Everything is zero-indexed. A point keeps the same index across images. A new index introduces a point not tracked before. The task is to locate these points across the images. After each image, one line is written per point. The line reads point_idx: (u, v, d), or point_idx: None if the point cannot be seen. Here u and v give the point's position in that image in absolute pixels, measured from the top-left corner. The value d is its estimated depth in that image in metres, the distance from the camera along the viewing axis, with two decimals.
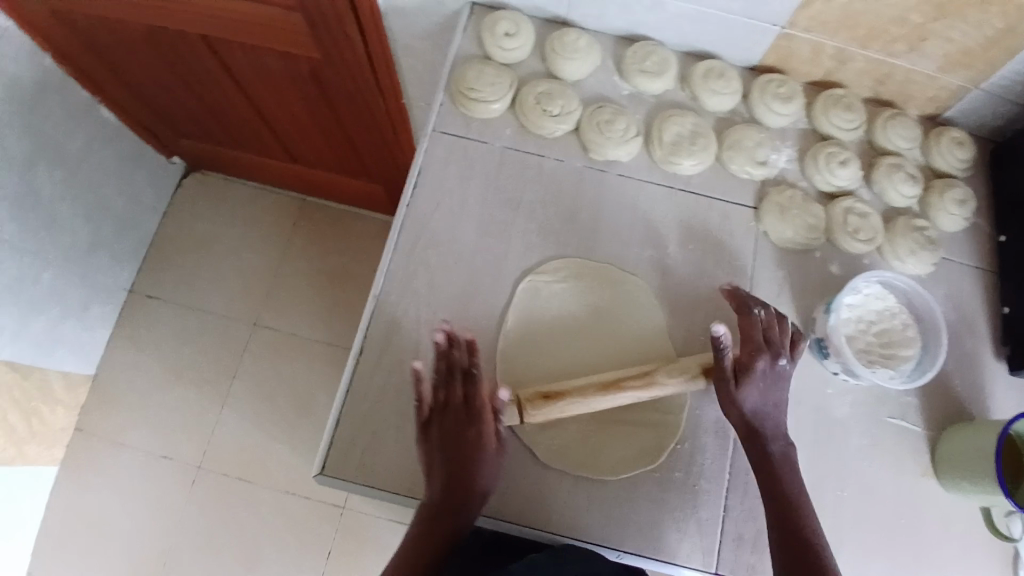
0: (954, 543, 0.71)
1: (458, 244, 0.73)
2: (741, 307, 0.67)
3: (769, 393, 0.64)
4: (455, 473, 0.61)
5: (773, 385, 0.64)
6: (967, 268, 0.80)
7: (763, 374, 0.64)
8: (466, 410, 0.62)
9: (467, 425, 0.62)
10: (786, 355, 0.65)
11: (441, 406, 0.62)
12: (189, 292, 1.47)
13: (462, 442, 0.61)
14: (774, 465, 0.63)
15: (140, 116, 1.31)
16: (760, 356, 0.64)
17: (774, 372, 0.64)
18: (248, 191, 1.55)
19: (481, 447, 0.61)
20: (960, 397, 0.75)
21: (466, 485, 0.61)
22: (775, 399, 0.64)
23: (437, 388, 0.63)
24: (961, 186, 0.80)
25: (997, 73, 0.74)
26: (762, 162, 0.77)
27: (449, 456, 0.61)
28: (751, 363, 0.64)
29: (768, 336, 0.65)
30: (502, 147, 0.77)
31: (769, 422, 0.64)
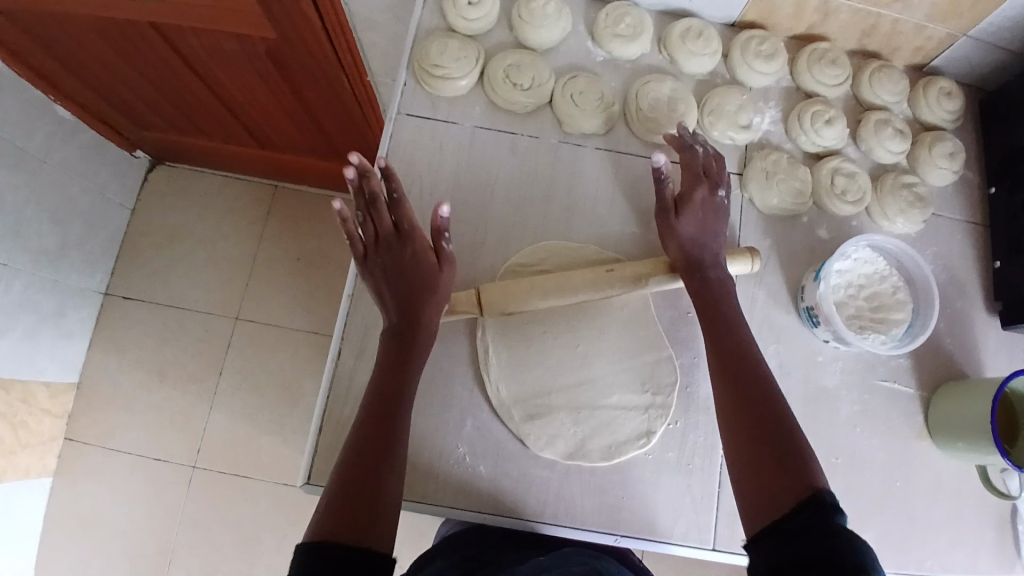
0: (948, 502, 0.71)
1: (431, 232, 0.70)
2: (681, 147, 0.69)
3: (706, 224, 0.66)
4: (403, 299, 0.62)
5: (708, 213, 0.66)
6: (957, 223, 0.78)
7: (700, 203, 0.66)
8: (401, 238, 0.63)
9: (400, 248, 0.63)
10: (722, 186, 0.68)
11: (375, 244, 0.64)
12: (166, 289, 1.43)
13: (399, 267, 0.62)
14: (712, 287, 0.63)
15: (98, 110, 1.25)
16: (697, 186, 0.67)
17: (711, 200, 0.67)
18: (218, 181, 1.49)
19: (420, 271, 0.62)
20: (952, 356, 0.74)
21: (411, 307, 0.62)
22: (711, 228, 0.66)
23: (364, 223, 0.64)
24: (951, 139, 0.77)
25: (989, 19, 0.70)
26: (746, 126, 0.73)
27: (394, 284, 0.62)
28: (687, 201, 0.66)
29: (704, 168, 0.68)
30: (472, 126, 0.73)
31: (708, 245, 0.65)
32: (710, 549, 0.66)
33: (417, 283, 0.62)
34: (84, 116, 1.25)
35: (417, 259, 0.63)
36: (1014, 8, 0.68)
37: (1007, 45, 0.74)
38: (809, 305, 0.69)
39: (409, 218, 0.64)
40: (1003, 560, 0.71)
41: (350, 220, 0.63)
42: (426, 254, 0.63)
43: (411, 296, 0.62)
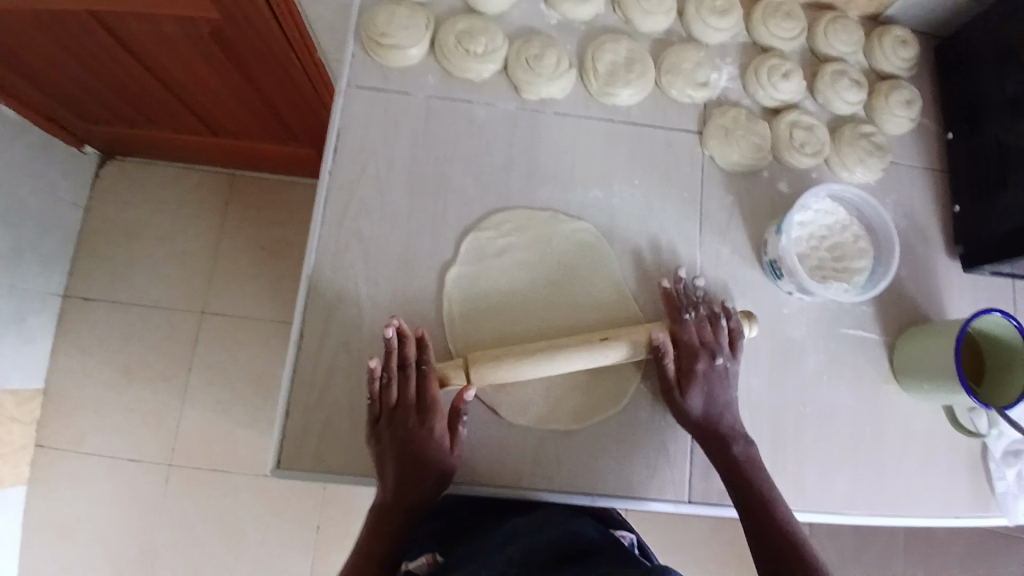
0: (916, 442, 0.73)
1: (391, 208, 0.68)
2: (673, 311, 0.65)
3: (719, 396, 0.64)
4: (409, 472, 0.60)
5: (721, 385, 0.64)
6: (915, 170, 0.79)
7: (709, 381, 0.63)
8: (417, 412, 0.61)
9: (421, 424, 0.60)
10: (725, 354, 0.64)
11: (392, 411, 0.61)
12: (126, 288, 1.38)
13: (417, 447, 0.60)
14: (738, 465, 0.62)
15: (44, 107, 1.20)
16: (700, 358, 0.64)
17: (716, 372, 0.64)
18: (173, 172, 1.44)
19: (437, 447, 0.60)
20: (914, 301, 0.76)
21: (423, 471, 0.60)
22: (724, 401, 0.64)
23: (384, 386, 0.61)
24: (906, 87, 0.77)
25: None
26: (703, 83, 0.73)
27: (403, 458, 0.60)
28: (697, 376, 0.63)
29: (702, 336, 0.64)
30: (426, 97, 0.71)
31: (726, 419, 0.64)
32: (686, 502, 0.67)
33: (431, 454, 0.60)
34: (30, 116, 1.19)
35: (436, 443, 0.60)
36: None
37: None
38: (772, 258, 0.69)
39: (431, 387, 0.61)
40: (970, 495, 0.74)
41: (374, 381, 0.61)
42: (443, 426, 0.61)
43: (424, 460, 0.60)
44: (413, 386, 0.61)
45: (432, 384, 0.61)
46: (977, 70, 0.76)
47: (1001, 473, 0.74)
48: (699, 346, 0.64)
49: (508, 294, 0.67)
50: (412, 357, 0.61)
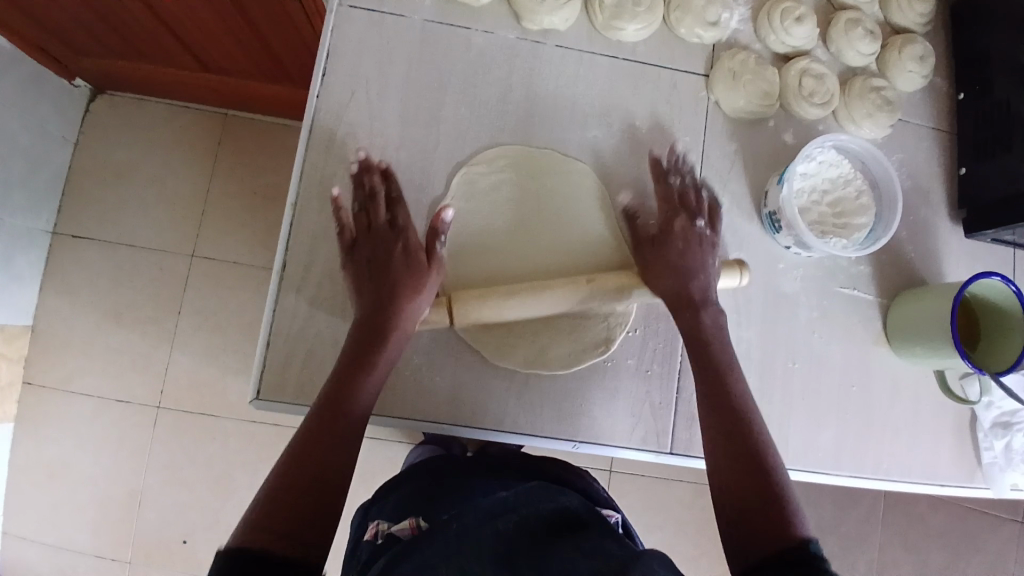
0: (902, 405, 0.73)
1: (380, 136, 0.66)
2: (658, 179, 0.67)
3: (694, 256, 0.62)
4: (374, 298, 0.58)
5: (697, 247, 0.63)
6: (923, 129, 0.77)
7: (682, 233, 0.63)
8: (389, 234, 0.60)
9: (391, 245, 0.60)
10: (703, 216, 0.64)
11: (362, 228, 0.61)
12: (116, 227, 1.35)
13: (383, 274, 0.59)
14: (705, 331, 0.60)
15: (36, 40, 1.15)
16: (676, 217, 0.64)
17: (694, 232, 0.63)
18: (164, 108, 1.39)
19: (400, 288, 0.58)
20: (912, 263, 0.75)
21: (383, 328, 0.57)
22: (700, 262, 0.62)
23: (358, 214, 0.62)
24: (922, 42, 0.74)
25: None
26: (715, 23, 0.69)
27: (369, 278, 0.59)
28: (672, 224, 0.63)
29: (683, 201, 0.65)
30: (422, 21, 0.68)
31: (698, 281, 0.61)
32: (668, 453, 0.67)
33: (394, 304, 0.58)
34: (25, 49, 1.15)
35: (409, 257, 0.59)
36: None
37: None
38: (772, 210, 0.67)
39: (401, 212, 0.62)
40: (952, 458, 0.74)
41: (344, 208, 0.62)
42: (419, 255, 0.59)
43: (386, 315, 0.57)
44: (386, 213, 0.62)
45: (404, 214, 0.62)
46: (996, 26, 0.73)
47: (988, 443, 0.74)
48: (679, 205, 0.65)
49: (490, 241, 0.65)
50: (381, 185, 0.62)
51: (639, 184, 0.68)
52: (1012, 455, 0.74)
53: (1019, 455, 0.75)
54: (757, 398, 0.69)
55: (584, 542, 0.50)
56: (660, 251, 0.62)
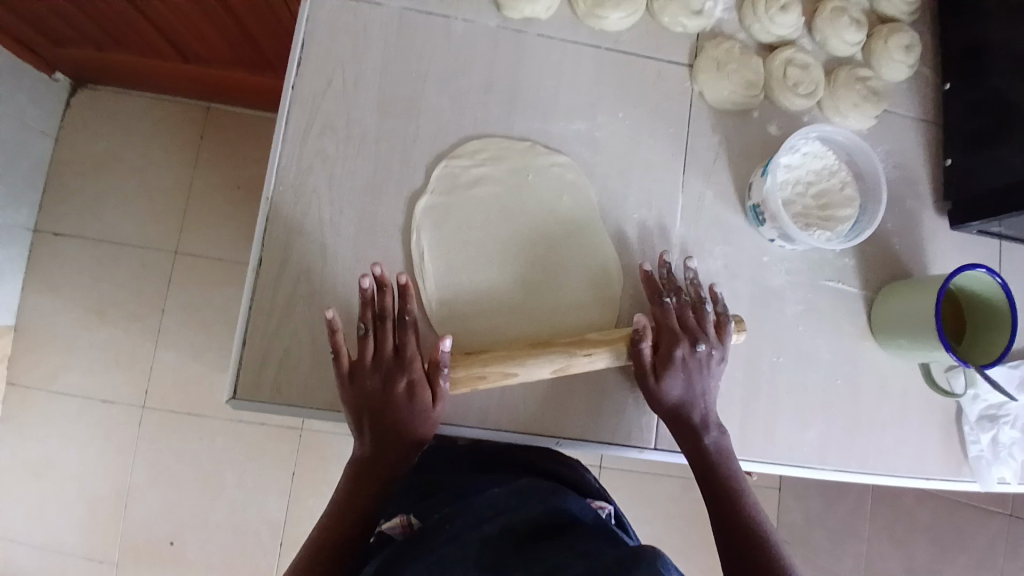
0: (892, 401, 0.72)
1: (358, 128, 0.64)
2: (653, 294, 0.63)
3: (694, 385, 0.61)
4: (381, 432, 0.58)
5: (696, 374, 0.61)
6: (910, 121, 0.76)
7: (683, 365, 0.60)
8: (392, 367, 0.57)
9: (394, 381, 0.57)
10: (704, 341, 0.61)
11: (366, 361, 0.57)
12: (97, 223, 1.33)
13: (389, 415, 0.57)
14: (707, 456, 0.60)
15: (11, 27, 1.11)
16: (678, 344, 0.60)
17: (694, 359, 0.61)
18: (146, 102, 1.37)
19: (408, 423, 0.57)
20: (899, 256, 0.74)
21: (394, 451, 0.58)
22: (701, 389, 0.61)
23: (359, 338, 0.58)
24: (908, 31, 0.74)
25: None
26: (698, 11, 0.68)
27: (377, 414, 0.57)
28: (674, 357, 0.60)
29: (684, 322, 0.62)
30: (400, 8, 0.66)
31: (696, 409, 0.61)
32: (652, 449, 0.66)
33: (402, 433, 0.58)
34: (0, 38, 1.11)
35: (413, 396, 0.57)
36: None
37: None
38: (755, 202, 0.66)
39: (411, 342, 0.58)
40: (942, 454, 0.73)
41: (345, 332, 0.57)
42: (423, 393, 0.57)
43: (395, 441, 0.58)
44: (393, 336, 0.58)
45: (412, 343, 0.58)
46: (986, 16, 0.72)
47: (976, 437, 0.73)
48: (680, 329, 0.61)
49: (481, 274, 0.63)
50: (391, 308, 0.58)
51: (622, 173, 0.67)
52: (1000, 450, 0.74)
53: (1006, 450, 0.74)
54: (742, 392, 0.68)
55: (577, 540, 0.49)
56: (659, 383, 0.60)
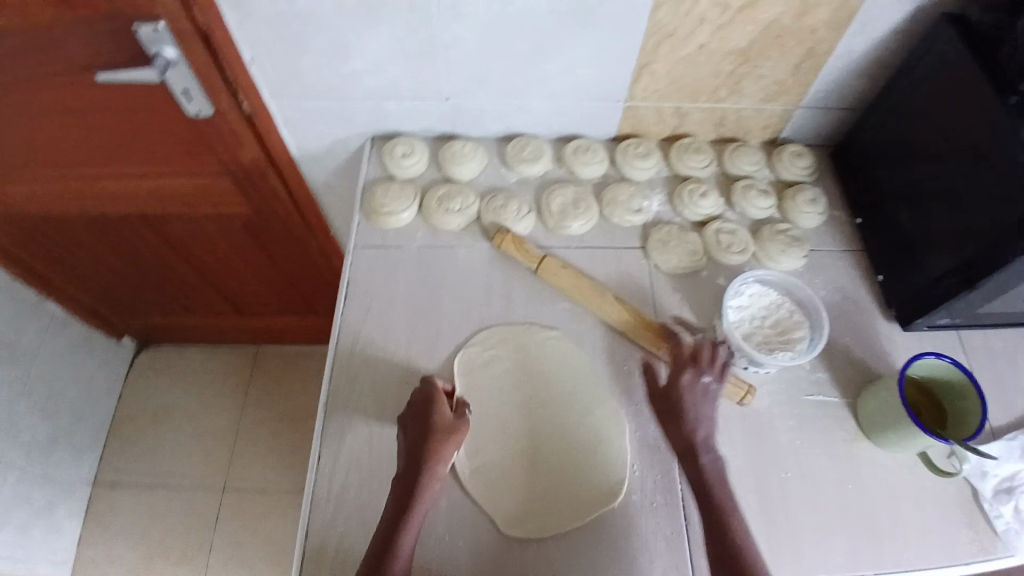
0: (903, 502, 0.77)
1: (393, 337, 0.81)
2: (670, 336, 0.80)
3: (700, 410, 0.71)
4: (409, 449, 0.69)
5: (701, 402, 0.71)
6: (836, 254, 0.93)
7: (686, 388, 0.71)
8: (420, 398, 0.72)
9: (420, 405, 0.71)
10: (709, 373, 0.72)
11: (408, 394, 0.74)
12: (154, 469, 1.46)
13: (420, 433, 0.69)
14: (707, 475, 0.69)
15: (90, 302, 1.37)
16: (685, 370, 0.72)
17: (699, 386, 0.71)
18: (202, 353, 1.60)
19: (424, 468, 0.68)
20: (865, 364, 0.85)
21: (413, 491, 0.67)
22: (709, 414, 0.71)
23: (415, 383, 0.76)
24: (809, 189, 0.94)
25: (811, 90, 0.91)
26: (638, 209, 0.90)
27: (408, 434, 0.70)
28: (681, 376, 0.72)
29: (696, 356, 0.72)
30: (417, 246, 0.88)
31: (699, 431, 0.70)
32: None
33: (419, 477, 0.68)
34: (76, 313, 1.37)
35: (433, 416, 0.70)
36: (826, 78, 0.89)
37: (834, 109, 0.95)
38: (722, 338, 0.80)
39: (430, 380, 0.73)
40: (980, 546, 0.75)
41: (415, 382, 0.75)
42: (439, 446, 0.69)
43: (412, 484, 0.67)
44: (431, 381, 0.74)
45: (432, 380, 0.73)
46: (870, 164, 0.93)
47: (997, 511, 0.77)
48: (691, 360, 0.73)
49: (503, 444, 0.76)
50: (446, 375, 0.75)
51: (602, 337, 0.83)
52: None
53: None
54: (760, 511, 0.74)
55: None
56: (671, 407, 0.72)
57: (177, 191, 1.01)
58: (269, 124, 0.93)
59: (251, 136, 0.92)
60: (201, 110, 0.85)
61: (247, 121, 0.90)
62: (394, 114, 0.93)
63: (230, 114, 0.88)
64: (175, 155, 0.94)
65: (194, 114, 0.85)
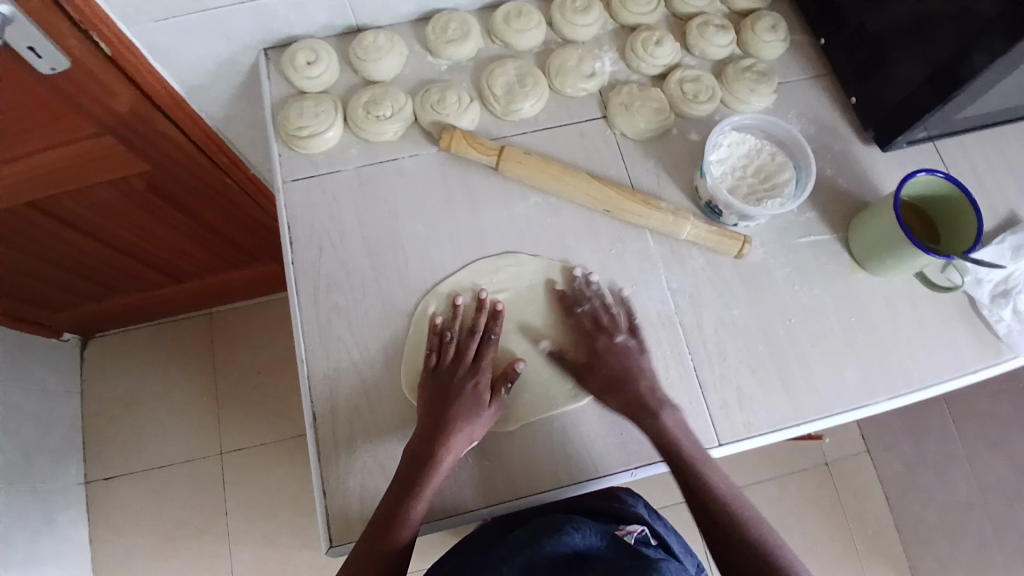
0: (903, 318, 0.77)
1: (357, 273, 0.73)
2: (436, 396, 0.66)
3: (630, 363, 0.69)
4: (431, 422, 0.64)
5: (627, 357, 0.69)
6: (805, 82, 0.86)
7: (615, 355, 0.69)
8: (453, 368, 0.68)
9: (458, 378, 0.67)
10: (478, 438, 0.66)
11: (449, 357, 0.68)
12: (143, 455, 1.39)
13: (439, 406, 0.65)
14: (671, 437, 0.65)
15: (13, 311, 1.21)
16: (597, 338, 0.71)
17: (616, 347, 0.70)
18: (154, 331, 1.47)
19: (439, 443, 0.63)
20: (849, 193, 0.81)
21: (432, 465, 0.62)
22: (637, 367, 0.69)
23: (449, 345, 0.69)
24: (768, 15, 0.85)
25: None
26: (591, 74, 0.80)
27: (434, 408, 0.65)
28: (458, 412, 0.65)
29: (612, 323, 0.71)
30: (356, 168, 0.77)
31: (643, 383, 0.68)
32: (718, 445, 0.70)
33: (448, 443, 0.63)
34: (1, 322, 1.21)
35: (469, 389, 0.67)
36: None
37: None
38: (708, 200, 0.75)
39: (467, 343, 0.69)
40: (976, 343, 0.77)
41: (452, 338, 0.69)
42: (461, 423, 0.64)
43: (438, 454, 0.63)
44: (468, 349, 0.69)
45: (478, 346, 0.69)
46: None
47: (997, 315, 0.78)
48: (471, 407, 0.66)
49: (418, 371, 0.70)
50: (482, 324, 0.70)
51: (503, 259, 0.74)
52: None
53: None
54: (771, 359, 0.73)
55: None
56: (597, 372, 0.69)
57: (62, 165, 0.84)
58: (141, 62, 0.77)
59: (121, 80, 0.76)
60: (57, 67, 0.69)
61: (112, 63, 0.74)
62: (280, 15, 0.77)
63: (88, 60, 0.72)
64: (42, 123, 0.76)
65: (48, 71, 0.69)
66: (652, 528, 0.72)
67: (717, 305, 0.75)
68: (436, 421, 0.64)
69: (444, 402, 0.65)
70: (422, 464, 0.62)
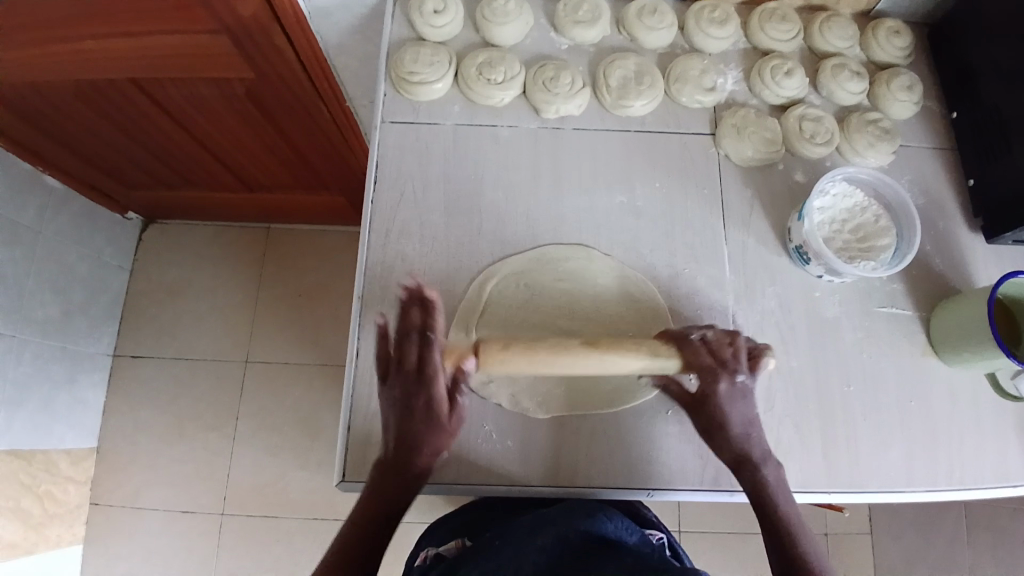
0: (963, 416, 0.73)
1: (430, 226, 0.73)
2: (395, 408, 0.62)
3: (740, 408, 0.63)
4: (402, 438, 0.61)
5: (740, 400, 0.63)
6: (929, 149, 0.82)
7: (726, 397, 0.62)
8: (412, 379, 0.61)
9: (415, 394, 0.61)
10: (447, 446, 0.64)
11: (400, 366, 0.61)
12: (174, 342, 1.44)
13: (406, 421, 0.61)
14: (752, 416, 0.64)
15: (91, 177, 1.27)
16: (718, 379, 0.62)
17: (735, 391, 0.62)
18: (213, 231, 1.52)
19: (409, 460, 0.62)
20: (943, 275, 0.77)
21: (401, 480, 0.62)
22: (747, 412, 0.63)
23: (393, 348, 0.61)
24: (906, 72, 0.81)
25: None
26: (710, 88, 0.78)
27: (402, 423, 0.61)
28: (424, 429, 0.61)
29: (718, 355, 0.61)
30: (453, 125, 0.77)
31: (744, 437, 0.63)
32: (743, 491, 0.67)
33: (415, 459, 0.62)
34: (74, 186, 1.27)
35: (429, 407, 0.61)
36: None
37: None
38: (798, 244, 0.72)
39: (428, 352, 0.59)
40: None
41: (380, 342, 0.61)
42: (429, 440, 0.62)
43: (407, 467, 0.62)
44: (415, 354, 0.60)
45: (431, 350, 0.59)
46: (963, 45, 0.80)
47: None
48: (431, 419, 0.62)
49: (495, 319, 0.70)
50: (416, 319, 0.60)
51: (576, 250, 0.73)
52: None
53: None
54: (818, 420, 0.71)
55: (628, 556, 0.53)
56: (711, 419, 0.63)
57: (176, 51, 0.86)
58: None
59: None
60: None
61: None
62: None
63: None
64: (167, 8, 0.79)
65: None
66: (669, 536, 0.71)
67: (777, 352, 0.72)
68: (402, 437, 0.61)
69: (403, 417, 0.61)
70: (393, 480, 0.62)
